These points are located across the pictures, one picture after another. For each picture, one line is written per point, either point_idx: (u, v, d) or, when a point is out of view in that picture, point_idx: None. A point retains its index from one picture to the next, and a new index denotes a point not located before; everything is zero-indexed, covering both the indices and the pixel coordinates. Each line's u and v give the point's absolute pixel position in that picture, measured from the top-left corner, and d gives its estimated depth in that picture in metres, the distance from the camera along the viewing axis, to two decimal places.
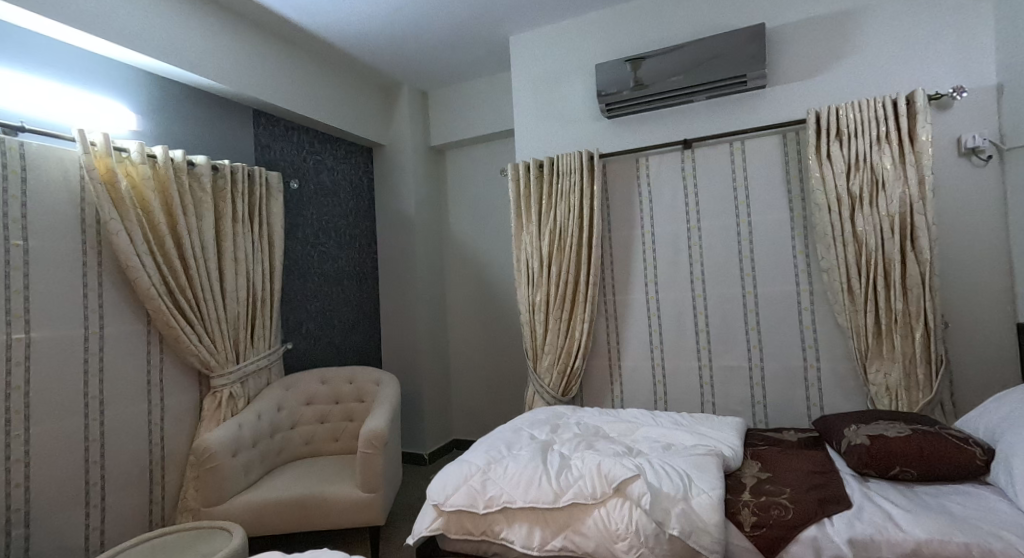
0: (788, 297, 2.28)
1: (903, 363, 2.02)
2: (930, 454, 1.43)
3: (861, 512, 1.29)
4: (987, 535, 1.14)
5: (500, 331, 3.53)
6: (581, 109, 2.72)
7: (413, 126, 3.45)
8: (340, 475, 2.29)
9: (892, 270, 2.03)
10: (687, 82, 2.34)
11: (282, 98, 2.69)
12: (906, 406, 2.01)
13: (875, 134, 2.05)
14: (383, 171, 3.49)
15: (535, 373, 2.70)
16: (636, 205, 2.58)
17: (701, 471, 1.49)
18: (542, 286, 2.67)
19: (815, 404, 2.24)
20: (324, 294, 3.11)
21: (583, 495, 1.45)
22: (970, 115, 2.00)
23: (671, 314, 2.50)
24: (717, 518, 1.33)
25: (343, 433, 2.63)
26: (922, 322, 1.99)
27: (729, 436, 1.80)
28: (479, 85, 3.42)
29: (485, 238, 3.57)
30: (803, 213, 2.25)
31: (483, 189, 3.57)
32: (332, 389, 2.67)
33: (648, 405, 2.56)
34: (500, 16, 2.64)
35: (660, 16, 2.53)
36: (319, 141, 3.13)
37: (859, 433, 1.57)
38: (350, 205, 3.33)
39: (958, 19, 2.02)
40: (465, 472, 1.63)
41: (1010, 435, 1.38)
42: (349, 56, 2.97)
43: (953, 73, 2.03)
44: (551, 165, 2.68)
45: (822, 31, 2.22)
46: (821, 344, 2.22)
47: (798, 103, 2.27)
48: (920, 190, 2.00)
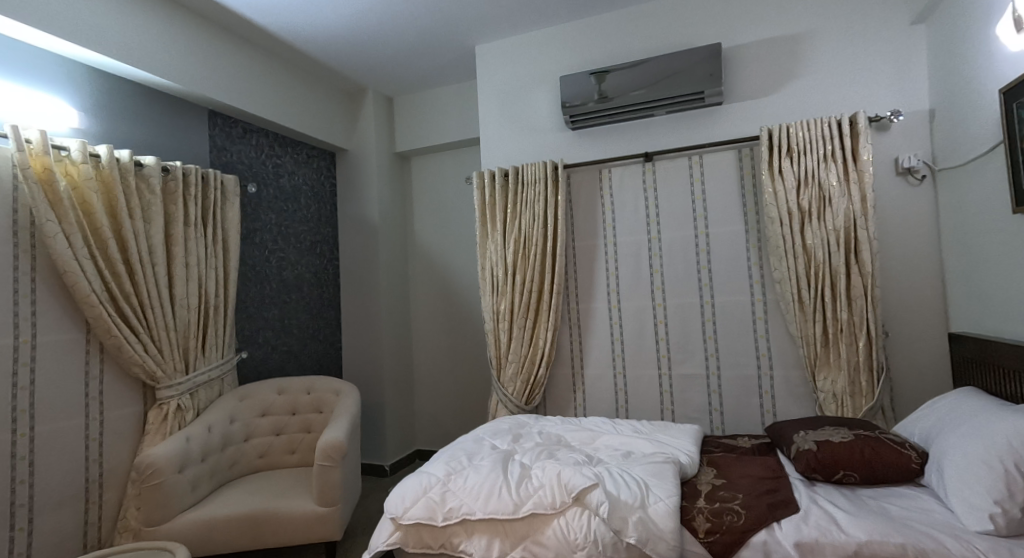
0: (742, 307, 2.36)
1: (849, 371, 2.11)
2: (871, 458, 1.50)
3: (808, 516, 1.34)
4: (921, 536, 1.20)
5: (464, 339, 3.51)
6: (546, 119, 2.76)
7: (378, 131, 3.41)
8: (295, 489, 2.21)
9: (838, 282, 2.13)
10: (648, 97, 2.40)
11: (240, 99, 2.61)
12: (851, 412, 2.11)
13: (822, 152, 2.15)
14: (346, 176, 3.43)
15: (499, 381, 2.69)
16: (599, 216, 2.62)
17: (658, 479, 1.51)
18: (507, 294, 2.67)
19: (768, 411, 2.31)
20: (282, 302, 3.02)
21: (543, 505, 1.45)
22: (906, 137, 2.14)
23: (633, 323, 2.54)
24: (673, 525, 1.35)
25: (299, 445, 2.55)
26: (866, 331, 2.09)
27: (686, 443, 1.84)
28: (446, 93, 3.42)
29: (450, 245, 3.55)
30: (757, 226, 2.34)
31: (449, 196, 3.56)
32: (289, 400, 2.59)
33: (610, 413, 2.59)
34: (467, 25, 2.65)
35: (622, 32, 2.60)
36: (280, 144, 3.05)
37: (807, 439, 1.63)
38: (311, 210, 3.25)
39: (897, 47, 2.15)
40: (424, 484, 1.60)
41: (942, 439, 1.47)
42: (311, 59, 2.91)
43: (891, 97, 2.16)
44: (516, 175, 2.70)
45: (774, 53, 2.33)
46: (774, 353, 2.31)
47: (752, 120, 2.36)
48: (862, 206, 2.11)
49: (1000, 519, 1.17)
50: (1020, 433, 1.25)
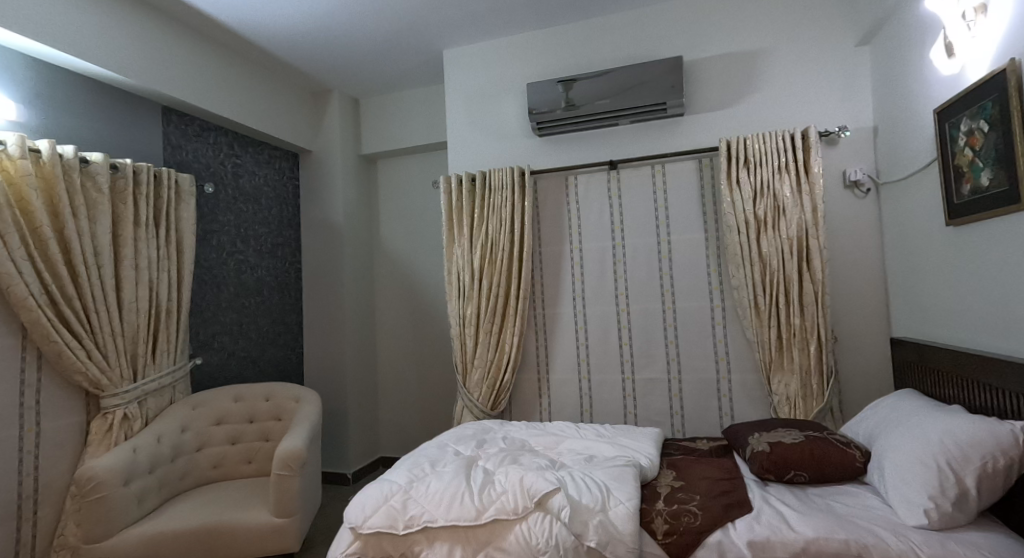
0: (702, 313, 2.42)
1: (801, 374, 2.20)
2: (819, 458, 1.56)
3: (760, 515, 1.38)
4: (864, 532, 1.26)
5: (430, 345, 3.48)
6: (513, 126, 2.78)
7: (343, 133, 3.35)
8: (250, 499, 2.14)
9: (791, 289, 2.21)
10: (614, 106, 2.45)
11: (197, 96, 2.52)
12: (803, 414, 2.19)
13: (777, 165, 2.24)
14: (310, 178, 3.36)
15: (464, 387, 2.68)
16: (565, 221, 2.65)
17: (619, 482, 1.53)
18: (473, 299, 2.67)
19: (726, 414, 2.38)
20: (240, 306, 2.92)
21: (505, 511, 1.45)
22: (853, 152, 2.25)
23: (598, 328, 2.58)
24: (632, 528, 1.37)
25: (256, 454, 2.47)
26: (817, 336, 2.19)
27: (647, 447, 1.87)
28: (413, 96, 3.40)
29: (417, 249, 3.52)
30: (716, 234, 2.41)
31: (415, 200, 3.53)
32: (246, 407, 2.50)
33: (574, 417, 2.61)
34: (434, 28, 2.65)
35: (588, 42, 2.64)
36: (240, 144, 2.97)
37: (761, 441, 1.69)
38: (273, 211, 3.17)
39: (844, 66, 2.27)
40: (385, 491, 1.58)
41: (883, 439, 1.54)
42: (274, 57, 2.84)
43: (839, 114, 2.28)
44: (483, 180, 2.70)
45: (732, 67, 2.42)
46: (732, 357, 2.38)
47: (712, 132, 2.44)
48: (814, 216, 2.21)
49: (934, 514, 1.24)
50: (952, 434, 1.33)
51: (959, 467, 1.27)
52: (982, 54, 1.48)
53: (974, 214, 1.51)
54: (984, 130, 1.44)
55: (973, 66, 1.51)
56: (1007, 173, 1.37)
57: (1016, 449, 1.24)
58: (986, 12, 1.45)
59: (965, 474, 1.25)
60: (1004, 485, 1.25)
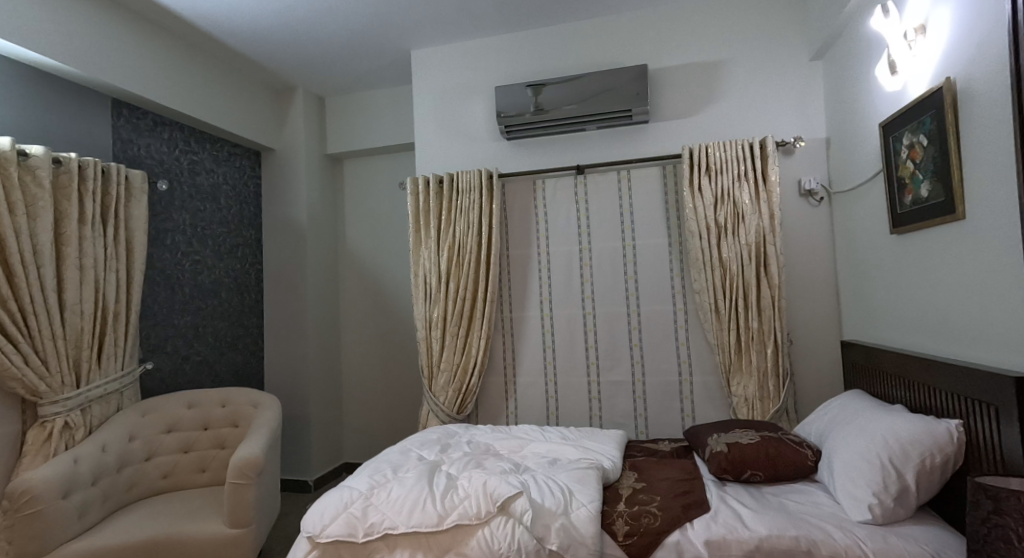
0: (665, 316, 2.47)
1: (759, 376, 2.27)
2: (774, 458, 1.61)
3: (717, 515, 1.41)
4: (813, 528, 1.30)
5: (396, 348, 3.43)
6: (482, 128, 2.77)
7: (308, 131, 3.28)
8: (201, 510, 2.05)
9: (750, 293, 2.28)
10: (581, 112, 2.48)
11: (149, 89, 2.42)
12: (761, 415, 2.26)
13: (736, 173, 2.31)
14: (272, 177, 3.27)
15: (430, 390, 2.66)
16: (533, 225, 2.65)
17: (581, 485, 1.54)
18: (439, 302, 2.66)
19: (688, 415, 2.43)
20: (196, 308, 2.81)
21: (467, 516, 1.43)
22: (808, 162, 2.35)
23: (564, 331, 2.59)
24: (593, 530, 1.38)
25: (210, 463, 2.37)
26: (773, 339, 2.26)
27: (610, 449, 1.89)
28: (380, 97, 3.35)
29: (383, 251, 3.47)
30: (679, 239, 2.46)
31: (382, 202, 3.48)
32: (200, 414, 2.41)
33: (541, 420, 2.62)
34: (402, 29, 2.62)
35: (556, 47, 2.66)
36: (197, 140, 2.86)
37: (719, 442, 1.73)
38: (232, 211, 3.07)
39: (799, 80, 2.36)
40: (344, 499, 1.54)
41: (832, 438, 1.60)
42: (234, 51, 2.75)
43: (795, 125, 2.37)
44: (450, 182, 2.68)
45: (695, 77, 2.48)
46: (694, 359, 2.43)
47: (676, 140, 2.50)
48: (771, 222, 2.28)
49: (877, 509, 1.29)
50: (894, 432, 1.39)
51: (900, 464, 1.33)
52: (921, 72, 1.56)
53: (915, 223, 1.59)
54: (923, 144, 1.52)
55: (914, 83, 1.59)
56: (943, 186, 1.44)
57: (951, 445, 1.31)
58: (925, 33, 1.54)
59: (905, 471, 1.31)
60: (941, 480, 1.32)
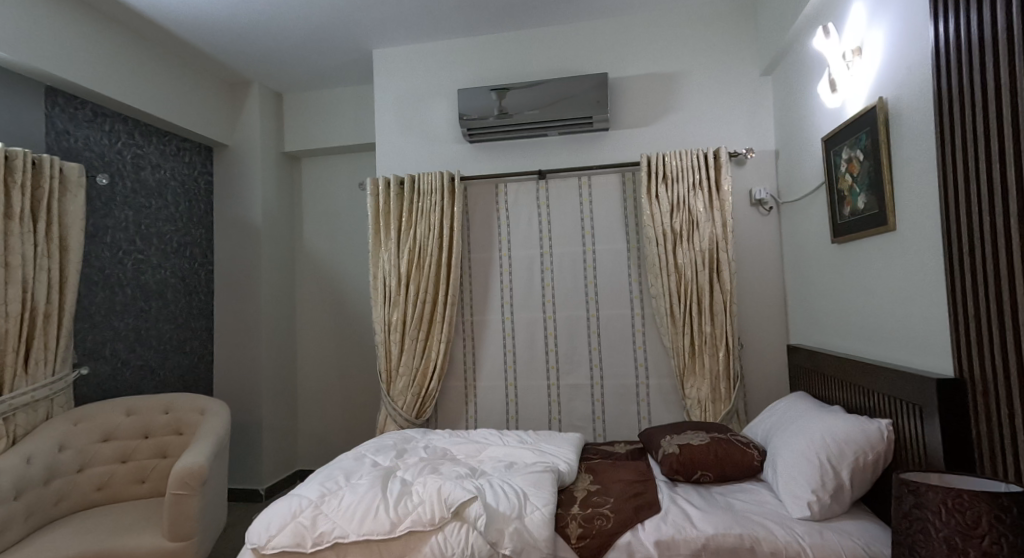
0: (623, 321, 2.51)
1: (711, 379, 2.33)
2: (723, 458, 1.66)
3: (667, 515, 1.44)
4: (756, 526, 1.35)
5: (354, 352, 3.36)
6: (444, 131, 2.76)
7: (264, 128, 3.18)
8: (138, 524, 1.94)
9: (703, 299, 2.35)
10: (543, 117, 2.50)
11: (88, 78, 2.29)
12: (713, 417, 2.33)
13: (692, 182, 2.38)
14: (225, 173, 3.15)
15: (388, 395, 2.62)
16: (494, 228, 2.65)
17: (536, 488, 1.54)
18: (399, 305, 2.63)
19: (644, 417, 2.48)
20: (138, 310, 2.66)
21: (420, 522, 1.41)
22: (758, 173, 2.44)
23: (524, 335, 2.60)
24: (547, 533, 1.39)
25: (151, 473, 2.26)
26: (725, 343, 2.33)
27: (567, 452, 1.91)
28: (341, 95, 3.29)
29: (342, 252, 3.40)
30: (637, 245, 2.52)
31: (341, 202, 3.41)
32: (140, 421, 2.29)
33: (500, 424, 2.61)
34: (363, 26, 2.58)
35: (520, 53, 2.68)
36: (142, 133, 2.72)
37: (672, 443, 1.77)
38: (180, 208, 2.93)
39: (750, 94, 2.46)
40: (293, 508, 1.49)
41: (777, 438, 1.66)
42: (184, 41, 2.64)
43: (746, 137, 2.46)
44: (412, 183, 2.66)
45: (653, 88, 2.55)
46: (650, 363, 2.48)
47: (635, 148, 2.56)
48: (724, 230, 2.36)
49: (815, 506, 1.35)
50: (832, 432, 1.46)
51: (836, 462, 1.39)
52: (858, 91, 1.65)
53: (853, 233, 1.67)
54: (860, 158, 1.61)
55: (852, 102, 1.68)
56: (877, 199, 1.52)
57: (882, 443, 1.39)
58: (861, 55, 1.62)
59: (841, 469, 1.38)
60: (873, 476, 1.40)
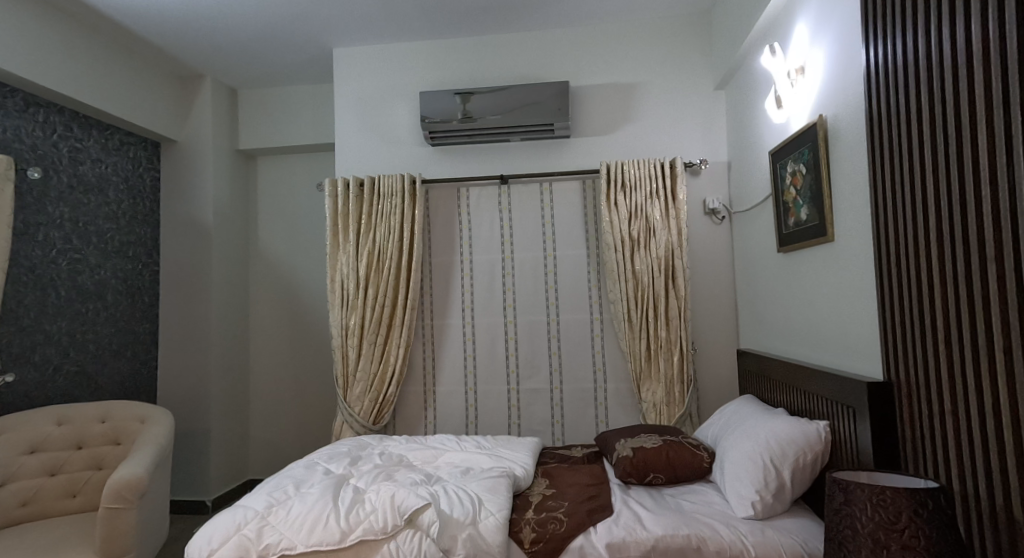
0: (582, 326, 2.55)
1: (666, 383, 2.39)
2: (674, 461, 1.70)
3: (619, 517, 1.46)
4: (703, 527, 1.39)
5: (310, 356, 3.27)
6: (405, 133, 2.73)
7: (216, 124, 3.07)
8: (68, 540, 1.82)
9: (659, 304, 2.41)
10: (505, 123, 2.51)
11: (19, 65, 2.14)
12: (667, 420, 2.39)
13: (649, 190, 2.44)
14: (174, 170, 3.02)
15: (344, 400, 2.57)
16: (455, 232, 2.64)
17: (491, 493, 1.54)
18: (357, 309, 2.58)
19: (602, 421, 2.51)
20: (73, 312, 2.51)
21: (372, 531, 1.38)
22: (712, 183, 2.53)
23: (485, 340, 2.60)
24: (500, 539, 1.38)
25: (83, 486, 2.12)
26: (679, 347, 2.40)
27: (524, 456, 1.91)
28: (299, 93, 3.21)
29: (299, 254, 3.31)
30: (597, 251, 2.55)
31: (299, 202, 3.32)
32: (73, 431, 2.16)
33: (459, 430, 2.59)
34: (322, 24, 2.53)
35: (482, 58, 2.69)
36: (81, 125, 2.57)
37: (626, 446, 1.80)
38: (123, 206, 2.78)
39: (705, 107, 2.55)
40: (238, 519, 1.43)
41: (725, 440, 1.72)
42: (129, 31, 2.52)
43: (701, 148, 2.55)
44: (372, 185, 2.62)
45: (613, 97, 2.60)
46: (608, 367, 2.52)
47: (595, 156, 2.61)
48: (679, 238, 2.43)
49: (759, 505, 1.40)
50: (775, 434, 1.52)
51: (779, 462, 1.45)
52: (801, 109, 1.74)
53: (796, 243, 1.76)
54: (803, 172, 1.69)
55: (796, 118, 1.77)
56: (817, 211, 1.61)
57: (819, 443, 1.46)
58: (803, 74, 1.71)
59: (783, 469, 1.44)
60: (812, 475, 1.46)
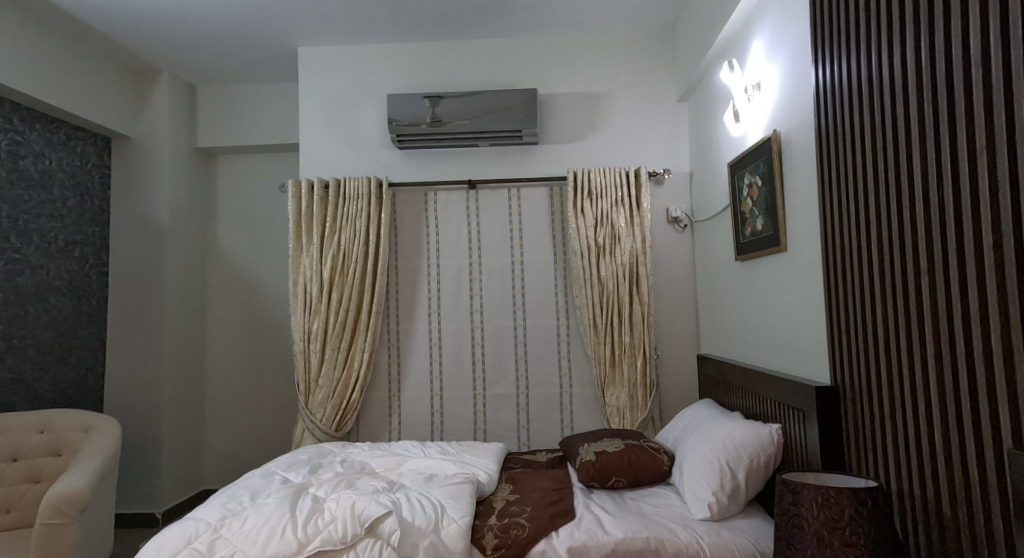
0: (549, 331, 2.56)
1: (629, 387, 2.43)
2: (636, 464, 1.73)
3: (581, 522, 1.48)
4: (662, 529, 1.42)
5: (270, 360, 3.18)
6: (372, 135, 2.70)
7: (173, 120, 2.96)
8: None
9: (623, 310, 2.45)
10: (475, 128, 2.51)
11: None
12: (630, 423, 2.42)
13: (615, 198, 2.49)
14: (127, 168, 2.89)
15: (306, 407, 2.50)
16: (423, 236, 2.62)
17: (455, 500, 1.52)
18: (321, 313, 2.52)
19: (567, 425, 2.53)
20: (12, 315, 2.36)
21: (331, 541, 1.34)
22: (674, 192, 2.60)
23: (452, 345, 2.58)
24: (463, 545, 1.37)
25: (18, 501, 2.00)
26: (642, 352, 2.44)
27: (488, 462, 1.90)
28: (263, 92, 3.13)
29: (260, 256, 3.22)
30: (564, 257, 2.58)
31: (261, 203, 3.23)
32: (8, 443, 2.03)
33: (425, 436, 2.56)
34: (287, 22, 2.48)
35: (450, 63, 2.69)
36: (24, 118, 2.42)
37: (589, 450, 1.82)
38: (69, 204, 2.64)
39: (668, 118, 2.62)
40: (188, 532, 1.37)
41: (685, 443, 1.76)
42: (78, 20, 2.40)
43: (665, 158, 2.61)
44: (337, 187, 2.58)
45: (580, 106, 2.64)
46: (574, 372, 2.55)
47: (562, 163, 2.64)
48: (643, 246, 2.48)
49: (715, 507, 1.44)
50: (731, 437, 1.56)
51: (734, 464, 1.50)
52: (757, 123, 1.81)
53: (752, 252, 1.82)
54: (759, 184, 1.76)
55: (753, 132, 1.84)
56: (771, 222, 1.67)
57: (772, 445, 1.51)
58: (760, 90, 1.78)
59: (738, 471, 1.48)
60: (765, 476, 1.51)
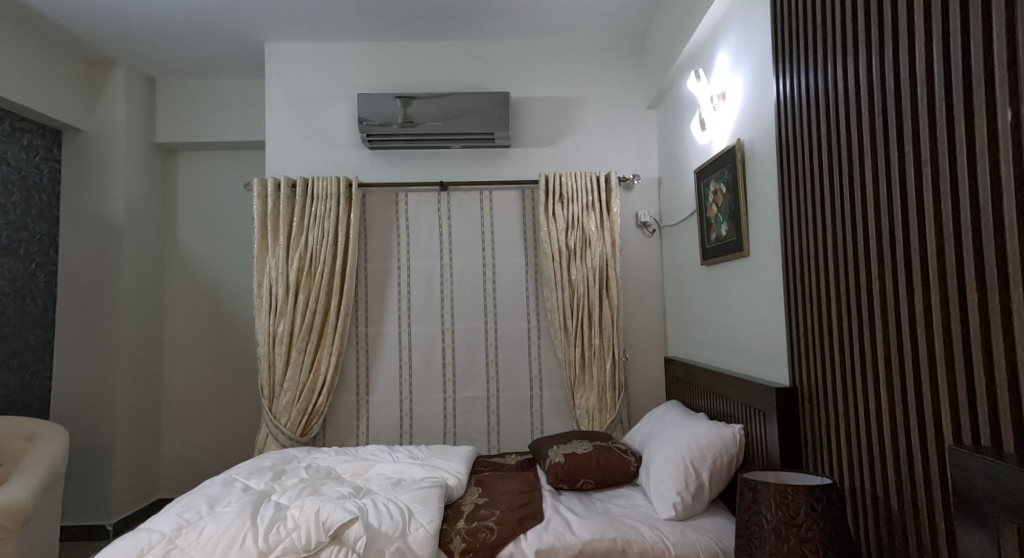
0: (520, 334, 2.57)
1: (598, 389, 2.46)
2: (603, 466, 1.75)
3: (549, 524, 1.48)
4: (628, 529, 1.43)
5: (232, 363, 3.08)
6: (342, 135, 2.66)
7: (130, 114, 2.84)
8: None
9: (593, 312, 2.48)
10: (447, 130, 2.50)
11: None
12: (599, 425, 2.45)
13: (585, 203, 2.52)
14: (79, 162, 2.76)
15: (269, 412, 2.43)
16: (393, 237, 2.59)
17: (423, 505, 1.51)
18: (287, 315, 2.46)
19: (537, 428, 2.54)
20: None
21: (294, 548, 1.29)
22: (643, 197, 2.65)
23: (422, 347, 2.56)
24: (430, 550, 1.35)
25: None
26: (611, 354, 2.48)
27: (457, 465, 1.89)
28: (227, 87, 3.04)
29: (223, 256, 3.12)
30: (535, 260, 2.59)
31: (223, 202, 3.13)
32: None
33: (393, 439, 2.52)
34: (254, 17, 2.42)
35: (422, 64, 2.67)
36: None
37: (558, 453, 1.83)
38: (14, 199, 2.50)
39: (638, 124, 2.67)
40: (140, 544, 1.31)
41: (651, 444, 1.79)
42: (27, 6, 2.28)
43: (634, 164, 2.66)
44: (305, 187, 2.52)
45: (552, 111, 2.67)
46: (544, 375, 2.56)
47: (534, 166, 2.65)
48: (613, 249, 2.52)
49: (680, 506, 1.47)
50: (696, 438, 1.60)
51: (698, 464, 1.53)
52: (722, 131, 1.86)
53: (717, 257, 1.87)
54: (723, 191, 1.81)
55: (718, 140, 1.89)
56: (735, 228, 1.72)
57: (734, 446, 1.55)
58: (724, 99, 1.84)
59: (702, 471, 1.52)
60: (728, 475, 1.54)
